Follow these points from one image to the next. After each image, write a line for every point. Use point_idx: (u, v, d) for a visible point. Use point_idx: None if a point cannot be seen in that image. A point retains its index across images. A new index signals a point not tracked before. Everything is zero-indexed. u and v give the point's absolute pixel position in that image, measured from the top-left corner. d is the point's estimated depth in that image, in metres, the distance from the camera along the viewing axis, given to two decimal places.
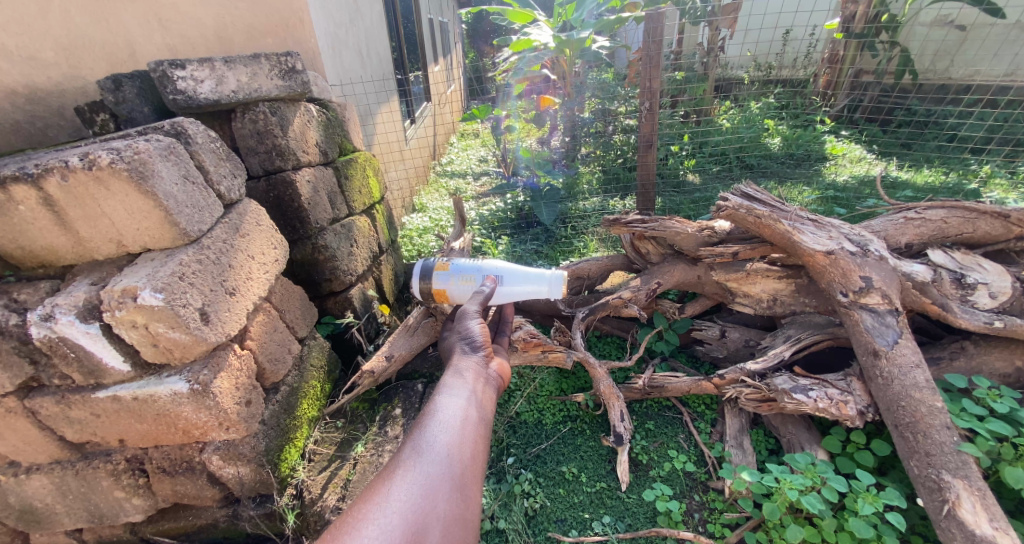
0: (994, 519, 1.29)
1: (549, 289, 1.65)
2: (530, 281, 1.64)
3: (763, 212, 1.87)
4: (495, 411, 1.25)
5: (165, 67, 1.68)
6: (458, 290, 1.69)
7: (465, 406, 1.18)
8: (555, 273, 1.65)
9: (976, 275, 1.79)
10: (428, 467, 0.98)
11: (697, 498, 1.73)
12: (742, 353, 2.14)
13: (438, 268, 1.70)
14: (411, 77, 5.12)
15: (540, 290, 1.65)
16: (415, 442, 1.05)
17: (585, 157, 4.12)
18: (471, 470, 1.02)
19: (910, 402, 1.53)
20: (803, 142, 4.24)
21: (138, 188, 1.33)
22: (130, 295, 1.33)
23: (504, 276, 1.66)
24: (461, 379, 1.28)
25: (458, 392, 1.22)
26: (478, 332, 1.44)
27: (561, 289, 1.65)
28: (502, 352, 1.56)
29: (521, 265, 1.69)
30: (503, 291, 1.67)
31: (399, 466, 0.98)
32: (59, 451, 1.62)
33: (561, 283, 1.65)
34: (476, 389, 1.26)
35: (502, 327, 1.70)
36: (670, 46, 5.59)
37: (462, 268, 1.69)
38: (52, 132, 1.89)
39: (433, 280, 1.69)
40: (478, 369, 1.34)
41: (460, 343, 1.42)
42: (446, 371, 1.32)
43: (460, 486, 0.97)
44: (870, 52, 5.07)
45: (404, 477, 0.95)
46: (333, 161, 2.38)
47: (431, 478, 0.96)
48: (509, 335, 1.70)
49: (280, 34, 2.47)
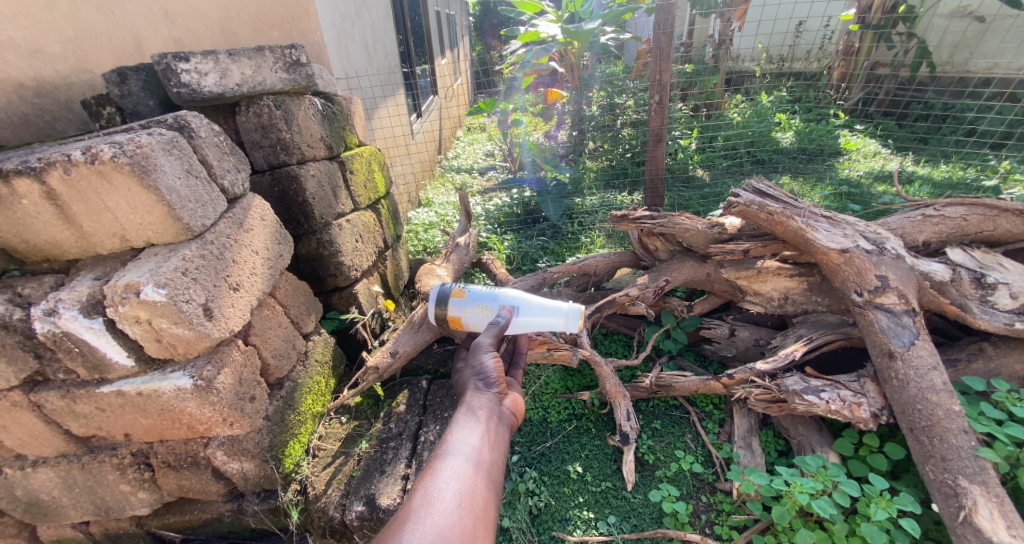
0: (1013, 527, 1.25)
1: (566, 323, 1.44)
2: (545, 314, 1.45)
3: (777, 208, 1.81)
4: (507, 453, 1.22)
5: (168, 59, 1.67)
6: (473, 320, 1.53)
7: (477, 450, 1.16)
8: (574, 306, 1.44)
9: (997, 274, 1.73)
10: (438, 521, 0.95)
11: (704, 499, 1.70)
12: (752, 352, 2.10)
13: (453, 294, 1.55)
14: (417, 70, 5.09)
15: (556, 324, 1.45)
16: (425, 490, 1.02)
17: (593, 151, 3.99)
18: (481, 521, 0.99)
19: (926, 404, 1.48)
20: (816, 136, 4.15)
21: (140, 182, 1.31)
22: (133, 290, 1.31)
23: (520, 307, 1.49)
24: (473, 419, 1.24)
25: (469, 435, 1.19)
26: (493, 368, 1.36)
27: (577, 324, 1.43)
28: (517, 386, 1.53)
29: (538, 294, 1.51)
30: (521, 324, 1.50)
31: (409, 518, 0.95)
32: (65, 445, 1.63)
33: (579, 319, 1.43)
34: (488, 430, 1.23)
35: (517, 358, 1.62)
36: (680, 38, 5.49)
37: (479, 296, 1.53)
38: (60, 125, 1.90)
39: (447, 308, 1.55)
40: (491, 406, 1.31)
41: (471, 379, 1.36)
42: (459, 409, 1.29)
43: (470, 540, 0.94)
44: (886, 43, 4.94)
45: (413, 530, 0.92)
46: (338, 155, 2.34)
47: (440, 532, 0.93)
48: (522, 366, 1.61)
49: (285, 27, 2.40)
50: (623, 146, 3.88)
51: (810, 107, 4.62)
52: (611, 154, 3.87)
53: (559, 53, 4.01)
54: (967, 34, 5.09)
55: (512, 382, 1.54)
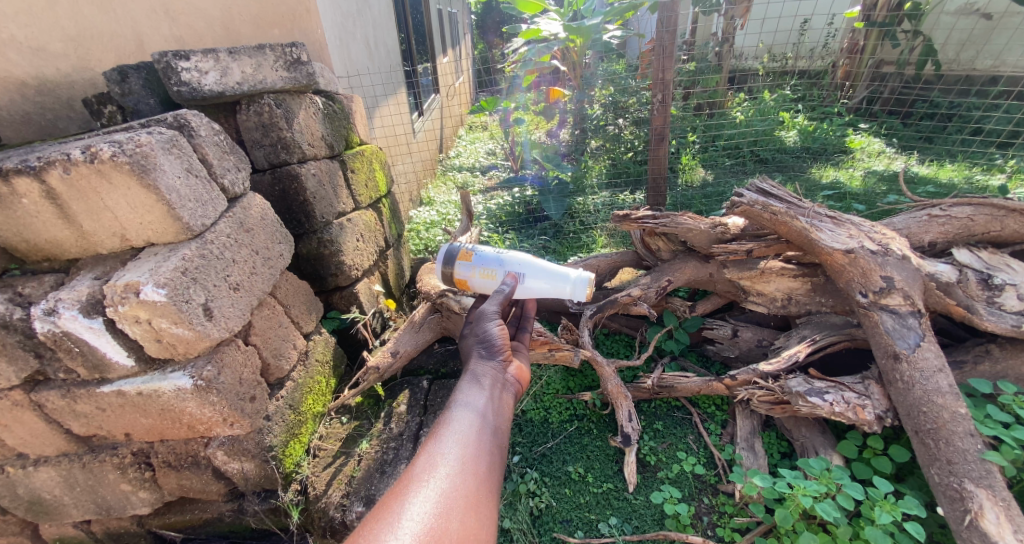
0: (1019, 532, 1.23)
1: (573, 291, 1.42)
2: (552, 281, 1.43)
3: (780, 208, 1.80)
4: (511, 420, 1.22)
5: (169, 58, 1.66)
6: (479, 284, 1.54)
7: (481, 416, 1.15)
8: (582, 274, 1.41)
9: (1005, 275, 1.71)
10: (442, 484, 0.94)
11: (706, 501, 1.69)
12: (755, 353, 2.08)
13: (461, 256, 1.55)
14: (419, 68, 5.08)
15: (563, 291, 1.43)
16: (429, 454, 1.02)
17: (596, 150, 3.98)
18: (485, 484, 0.99)
19: (932, 407, 1.47)
20: (820, 135, 4.13)
21: (140, 181, 1.31)
22: (132, 290, 1.31)
23: (526, 273, 1.47)
24: (477, 386, 1.24)
25: (472, 401, 1.19)
26: (496, 336, 1.36)
27: (585, 292, 1.41)
28: (524, 352, 1.52)
29: (546, 260, 1.49)
30: (527, 290, 1.48)
31: (413, 482, 0.95)
32: (66, 444, 1.63)
33: (586, 287, 1.41)
34: (492, 397, 1.23)
35: (524, 324, 1.59)
36: (682, 37, 5.46)
37: (485, 259, 1.52)
38: (62, 124, 1.89)
39: (454, 268, 1.56)
40: (495, 374, 1.31)
41: (476, 347, 1.37)
42: (462, 376, 1.29)
43: (474, 504, 0.94)
44: (891, 41, 4.90)
45: (417, 493, 0.92)
46: (338, 154, 2.33)
47: (444, 495, 0.92)
48: (529, 332, 1.59)
49: (286, 24, 2.39)
50: (624, 145, 3.90)
51: (813, 106, 4.59)
52: (614, 153, 3.90)
53: (562, 51, 3.99)
54: (974, 32, 5.03)
55: (519, 348, 1.53)
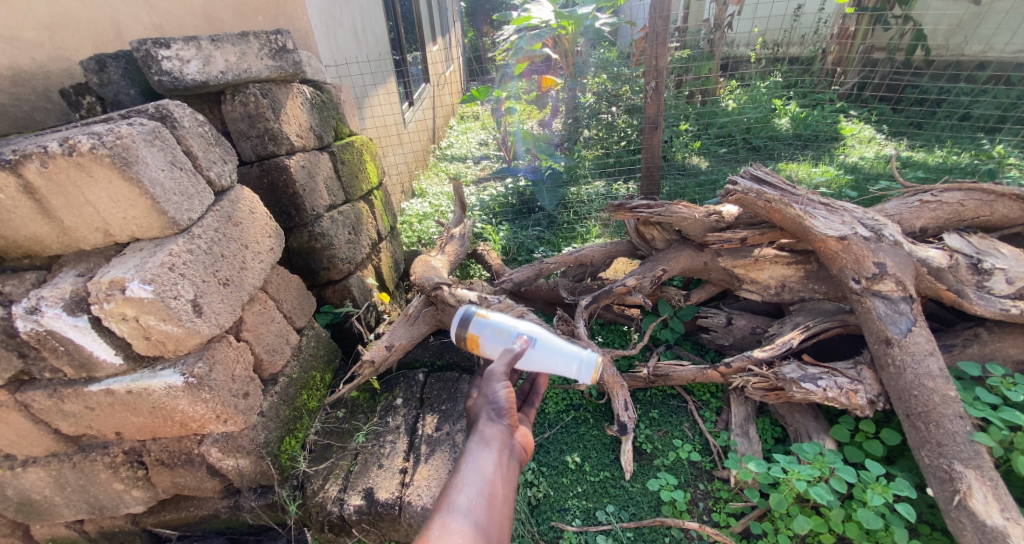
0: (1007, 510, 1.26)
1: (578, 370, 1.29)
2: (560, 356, 1.29)
3: (774, 195, 1.79)
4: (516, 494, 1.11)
5: (149, 46, 1.57)
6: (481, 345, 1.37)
7: (491, 482, 1.08)
8: (590, 354, 1.30)
9: (994, 259, 1.72)
10: None
11: (701, 487, 1.71)
12: (749, 341, 2.09)
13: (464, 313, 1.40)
14: (408, 57, 4.98)
15: (568, 369, 1.29)
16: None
17: (586, 140, 3.88)
18: None
19: (922, 391, 1.48)
20: (812, 122, 4.13)
21: (122, 174, 1.27)
22: (118, 287, 1.27)
23: (533, 342, 1.32)
24: (483, 454, 1.14)
25: (477, 472, 1.09)
26: (505, 399, 1.24)
27: (591, 373, 1.29)
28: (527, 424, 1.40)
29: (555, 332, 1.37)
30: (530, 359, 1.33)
31: None
32: (55, 444, 1.60)
33: (593, 369, 1.29)
34: (499, 465, 1.13)
35: (531, 397, 1.49)
36: (675, 23, 5.42)
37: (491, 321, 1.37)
38: (39, 116, 1.77)
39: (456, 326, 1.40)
40: (503, 439, 1.19)
41: (483, 408, 1.25)
42: (468, 440, 1.18)
43: None
44: (881, 26, 4.94)
45: None
46: (328, 146, 2.30)
47: None
48: (536, 407, 1.47)
49: (270, 12, 2.40)
50: (618, 133, 3.80)
51: (805, 93, 4.59)
52: (606, 142, 3.78)
53: (553, 39, 3.93)
54: (964, 17, 5.05)
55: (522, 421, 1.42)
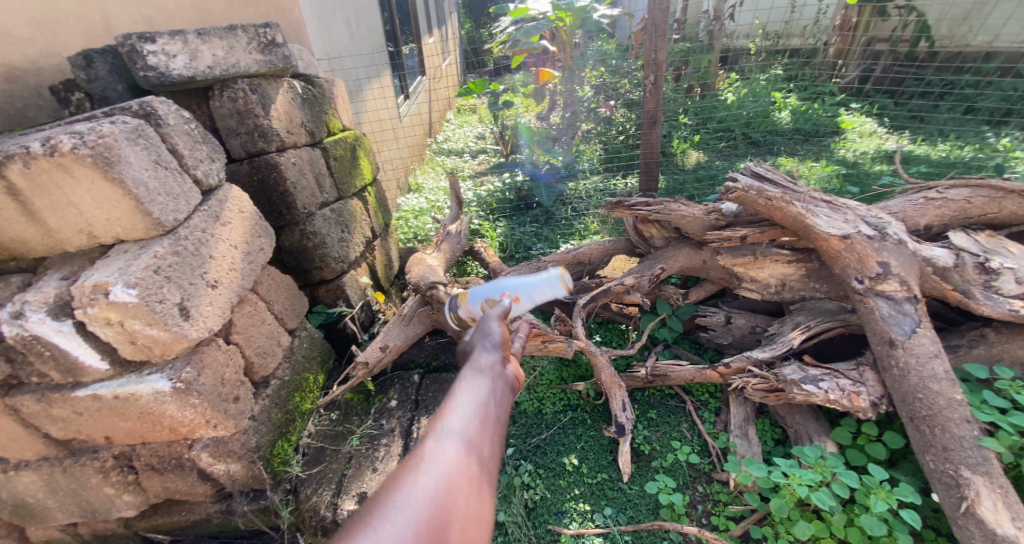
0: (1016, 519, 1.23)
1: (551, 289, 1.39)
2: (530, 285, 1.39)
3: (775, 193, 1.75)
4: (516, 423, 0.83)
5: (134, 41, 1.53)
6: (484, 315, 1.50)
7: (485, 404, 0.81)
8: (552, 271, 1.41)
9: (1002, 258, 1.67)
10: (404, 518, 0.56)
11: (700, 489, 1.68)
12: (748, 340, 2.06)
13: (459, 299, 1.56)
14: (404, 50, 4.91)
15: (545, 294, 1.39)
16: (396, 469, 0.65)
17: (586, 134, 3.90)
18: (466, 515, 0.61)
19: (927, 394, 1.45)
20: (812, 115, 4.08)
21: (104, 175, 1.23)
22: (101, 291, 1.24)
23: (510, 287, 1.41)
24: (475, 376, 0.87)
25: (466, 394, 0.82)
26: (498, 333, 1.04)
27: (563, 286, 1.40)
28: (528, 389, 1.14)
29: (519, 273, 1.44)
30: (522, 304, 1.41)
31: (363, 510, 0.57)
32: (46, 448, 1.57)
33: (561, 281, 1.40)
34: (493, 388, 0.86)
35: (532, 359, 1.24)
36: (675, 14, 5.34)
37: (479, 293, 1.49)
38: (30, 113, 1.70)
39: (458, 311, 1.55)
40: (497, 366, 0.93)
41: (476, 341, 1.02)
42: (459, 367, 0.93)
43: None
44: (884, 17, 4.86)
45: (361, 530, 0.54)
46: (320, 142, 2.25)
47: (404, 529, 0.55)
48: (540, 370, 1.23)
49: (261, 4, 2.35)
50: (617, 127, 3.87)
51: (806, 85, 4.54)
52: (605, 135, 3.85)
53: (551, 31, 3.83)
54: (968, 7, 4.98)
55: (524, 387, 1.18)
